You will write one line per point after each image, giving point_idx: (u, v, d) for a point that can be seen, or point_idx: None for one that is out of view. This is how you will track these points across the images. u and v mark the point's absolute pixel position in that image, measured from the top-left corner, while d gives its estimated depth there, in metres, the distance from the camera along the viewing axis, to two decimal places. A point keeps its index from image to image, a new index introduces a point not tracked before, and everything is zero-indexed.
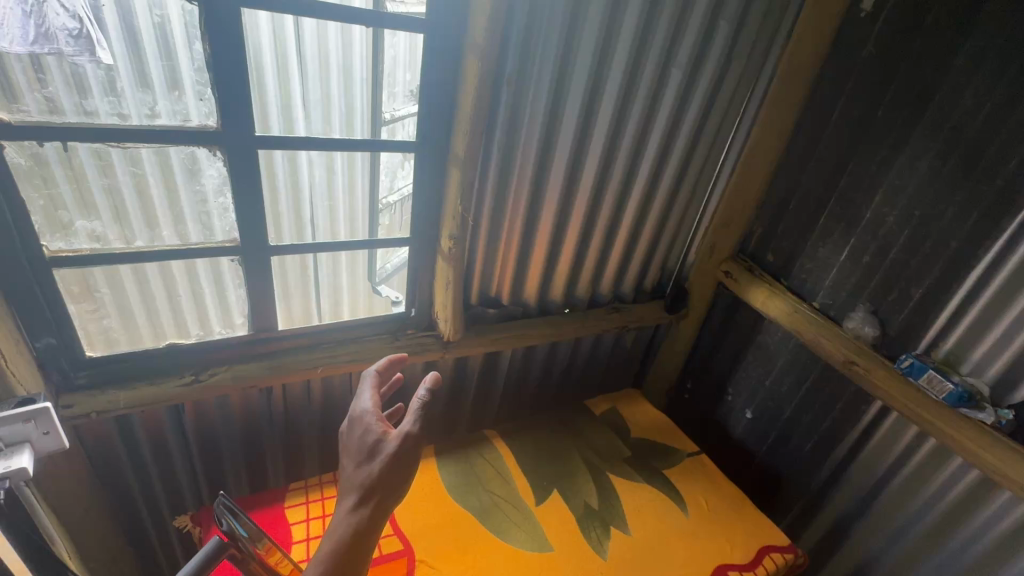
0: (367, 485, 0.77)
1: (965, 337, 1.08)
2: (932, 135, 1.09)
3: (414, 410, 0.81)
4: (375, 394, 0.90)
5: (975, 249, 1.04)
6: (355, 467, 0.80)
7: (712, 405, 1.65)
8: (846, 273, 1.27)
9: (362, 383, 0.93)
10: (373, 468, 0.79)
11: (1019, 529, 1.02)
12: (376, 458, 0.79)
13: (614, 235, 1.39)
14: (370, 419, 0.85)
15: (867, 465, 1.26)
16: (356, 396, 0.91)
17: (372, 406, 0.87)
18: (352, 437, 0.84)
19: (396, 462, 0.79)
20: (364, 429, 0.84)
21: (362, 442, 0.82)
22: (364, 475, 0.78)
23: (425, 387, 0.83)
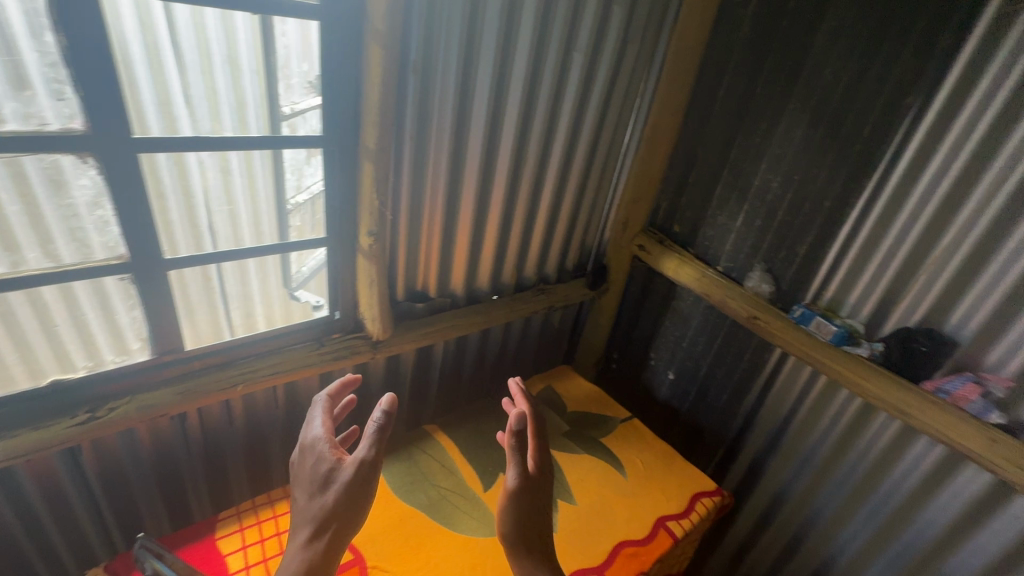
0: (321, 518, 0.76)
1: (842, 284, 1.24)
2: (803, 108, 1.22)
3: (368, 438, 0.80)
4: (327, 419, 0.89)
5: (844, 206, 1.19)
6: (308, 500, 0.79)
7: (637, 371, 1.76)
8: (743, 236, 1.39)
9: (314, 410, 0.90)
10: (327, 498, 0.78)
11: (893, 443, 1.19)
12: (327, 489, 0.78)
13: (534, 218, 1.42)
14: (323, 446, 0.84)
15: (774, 406, 1.41)
16: (310, 422, 0.89)
17: (324, 432, 0.86)
18: (305, 468, 0.83)
19: (349, 492, 0.78)
20: (317, 456, 0.83)
21: (315, 472, 0.81)
22: (318, 508, 0.77)
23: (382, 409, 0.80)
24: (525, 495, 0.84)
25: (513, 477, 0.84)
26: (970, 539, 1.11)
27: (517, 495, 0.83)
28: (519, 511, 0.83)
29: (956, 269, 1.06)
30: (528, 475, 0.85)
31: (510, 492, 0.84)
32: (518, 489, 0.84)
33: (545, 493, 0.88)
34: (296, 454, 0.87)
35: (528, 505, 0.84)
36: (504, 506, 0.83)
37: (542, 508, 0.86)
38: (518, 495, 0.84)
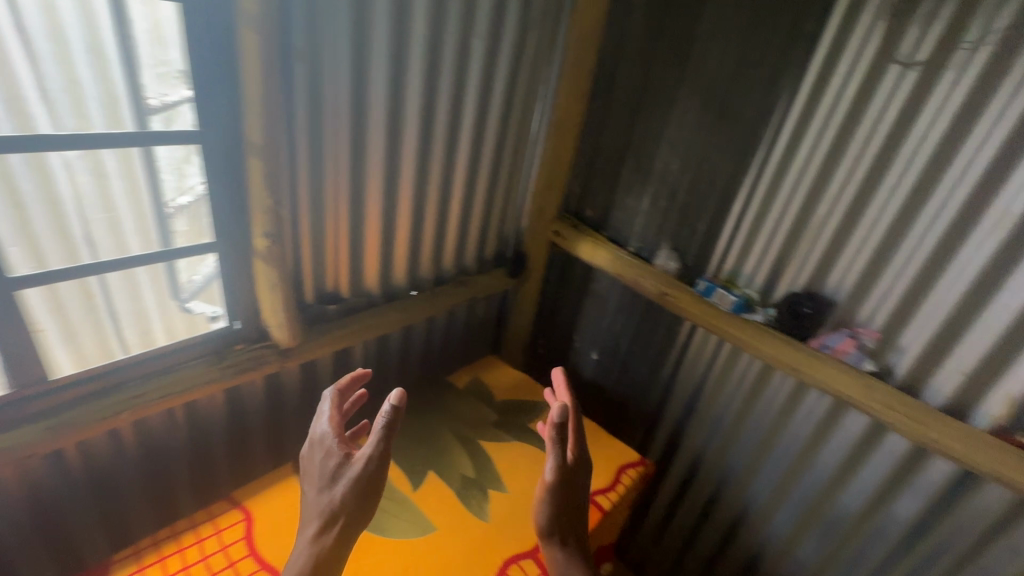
0: (330, 511, 0.83)
1: (738, 256, 1.33)
2: (694, 92, 1.29)
3: (375, 438, 0.85)
4: (335, 414, 0.95)
5: (735, 183, 1.28)
6: (317, 494, 0.86)
7: (563, 354, 1.80)
8: (650, 217, 1.45)
9: (322, 405, 0.95)
10: (335, 493, 0.84)
11: (790, 398, 1.31)
12: (335, 485, 0.85)
13: (448, 210, 1.39)
14: (331, 442, 0.90)
15: (687, 375, 1.50)
16: (322, 419, 0.94)
17: (332, 428, 0.92)
18: (315, 463, 0.89)
19: (356, 487, 0.84)
20: (327, 450, 0.89)
21: (324, 467, 0.88)
22: (327, 502, 0.84)
23: (389, 408, 0.85)
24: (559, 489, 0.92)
25: (551, 472, 0.92)
26: (856, 476, 1.25)
27: (553, 489, 0.92)
28: (554, 505, 0.91)
29: (830, 236, 1.17)
30: (565, 468, 0.93)
31: (547, 485, 0.92)
32: (555, 483, 0.92)
33: (579, 482, 0.96)
34: (308, 450, 0.92)
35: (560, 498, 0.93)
36: (542, 497, 0.93)
37: (574, 497, 0.95)
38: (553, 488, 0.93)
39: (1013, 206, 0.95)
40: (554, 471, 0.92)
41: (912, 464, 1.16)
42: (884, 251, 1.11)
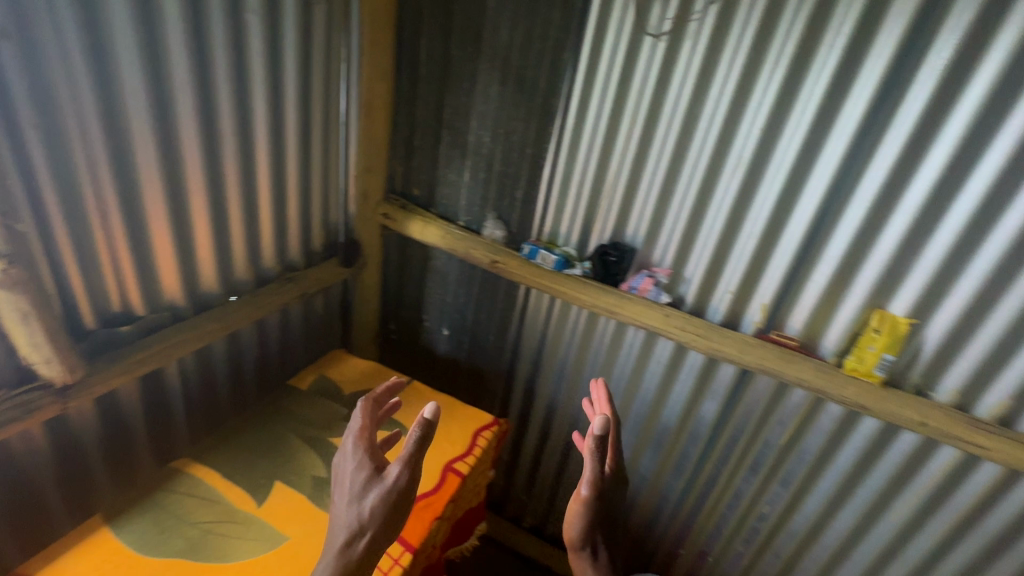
0: (359, 520, 0.91)
1: (554, 218, 1.44)
2: (492, 67, 1.34)
3: (407, 452, 0.95)
4: (368, 425, 1.06)
5: (540, 151, 1.38)
6: (346, 506, 0.94)
7: (415, 336, 1.81)
8: (473, 190, 1.50)
9: (353, 419, 1.07)
10: (365, 505, 0.93)
11: (614, 338, 1.48)
12: (368, 495, 0.94)
13: (256, 204, 1.28)
14: (362, 454, 1.00)
15: (530, 334, 1.61)
16: (357, 429, 1.04)
17: (362, 443, 1.01)
18: (347, 472, 0.98)
19: (385, 499, 0.93)
20: (359, 462, 0.99)
21: (354, 481, 0.97)
22: (357, 512, 0.92)
23: (423, 420, 0.94)
24: (593, 502, 1.03)
25: (588, 487, 1.01)
26: (671, 392, 1.47)
27: (588, 504, 1.02)
28: (586, 517, 1.03)
29: (623, 191, 1.33)
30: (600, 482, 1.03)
31: (583, 500, 1.03)
32: (590, 498, 1.03)
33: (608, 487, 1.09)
34: (342, 459, 1.02)
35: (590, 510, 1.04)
36: (575, 508, 1.04)
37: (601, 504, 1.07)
38: (586, 502, 1.03)
39: (744, 152, 1.17)
40: (591, 487, 1.02)
41: (707, 372, 1.39)
42: (663, 199, 1.29)
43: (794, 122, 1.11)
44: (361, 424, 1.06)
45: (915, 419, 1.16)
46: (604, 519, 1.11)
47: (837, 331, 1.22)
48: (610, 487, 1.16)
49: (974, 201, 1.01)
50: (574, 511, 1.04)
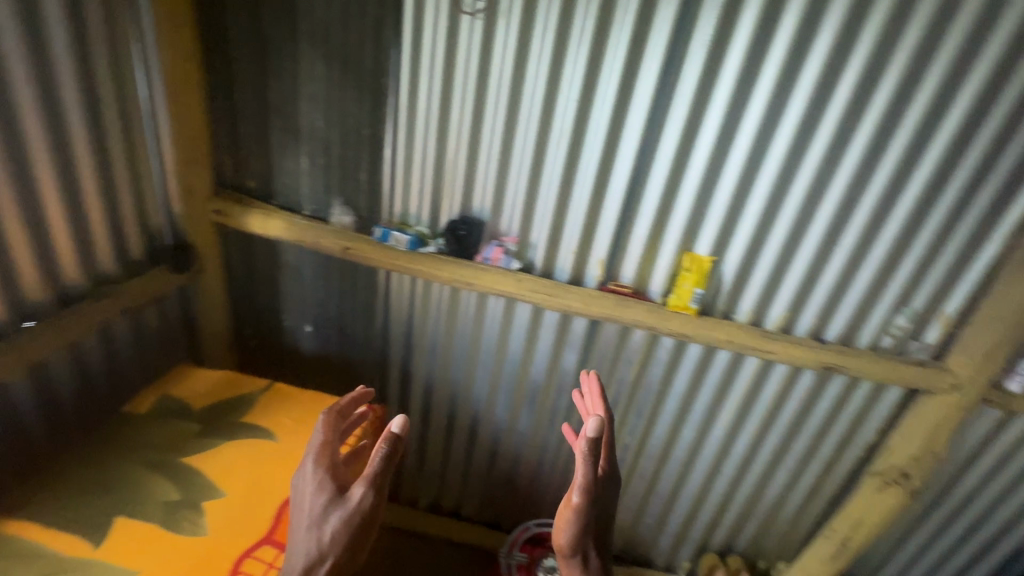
0: (319, 546, 0.96)
1: (403, 199, 1.45)
2: (313, 47, 1.29)
3: (371, 470, 1.01)
4: (330, 441, 1.09)
5: (379, 132, 1.37)
6: (305, 532, 0.98)
7: (276, 337, 1.72)
8: (314, 177, 1.44)
9: (314, 437, 1.10)
10: (328, 528, 0.97)
11: (478, 309, 1.54)
12: (328, 517, 0.98)
13: (40, 211, 1.11)
14: (321, 476, 1.03)
15: (397, 317, 1.61)
16: (318, 445, 1.08)
17: (321, 465, 1.05)
18: (307, 493, 1.02)
19: (349, 521, 0.98)
20: (319, 483, 1.02)
21: (314, 504, 1.00)
22: (316, 538, 0.96)
23: (390, 433, 1.02)
24: (585, 509, 1.06)
25: (579, 495, 1.05)
26: (535, 351, 1.58)
27: (578, 511, 1.06)
28: (578, 523, 1.07)
29: (465, 166, 1.38)
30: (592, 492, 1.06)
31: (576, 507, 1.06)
32: (582, 506, 1.06)
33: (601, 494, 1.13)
34: (300, 478, 1.06)
35: (586, 514, 1.07)
36: (568, 515, 1.08)
37: (594, 513, 1.10)
38: (579, 509, 1.06)
39: (565, 123, 1.28)
40: (583, 495, 1.05)
41: (563, 327, 1.52)
42: (501, 172, 1.37)
43: (602, 92, 1.24)
44: (322, 439, 1.09)
45: (723, 338, 1.40)
46: (598, 528, 1.14)
47: (659, 276, 1.42)
48: (604, 494, 1.15)
49: (743, 154, 1.24)
50: (566, 521, 1.07)
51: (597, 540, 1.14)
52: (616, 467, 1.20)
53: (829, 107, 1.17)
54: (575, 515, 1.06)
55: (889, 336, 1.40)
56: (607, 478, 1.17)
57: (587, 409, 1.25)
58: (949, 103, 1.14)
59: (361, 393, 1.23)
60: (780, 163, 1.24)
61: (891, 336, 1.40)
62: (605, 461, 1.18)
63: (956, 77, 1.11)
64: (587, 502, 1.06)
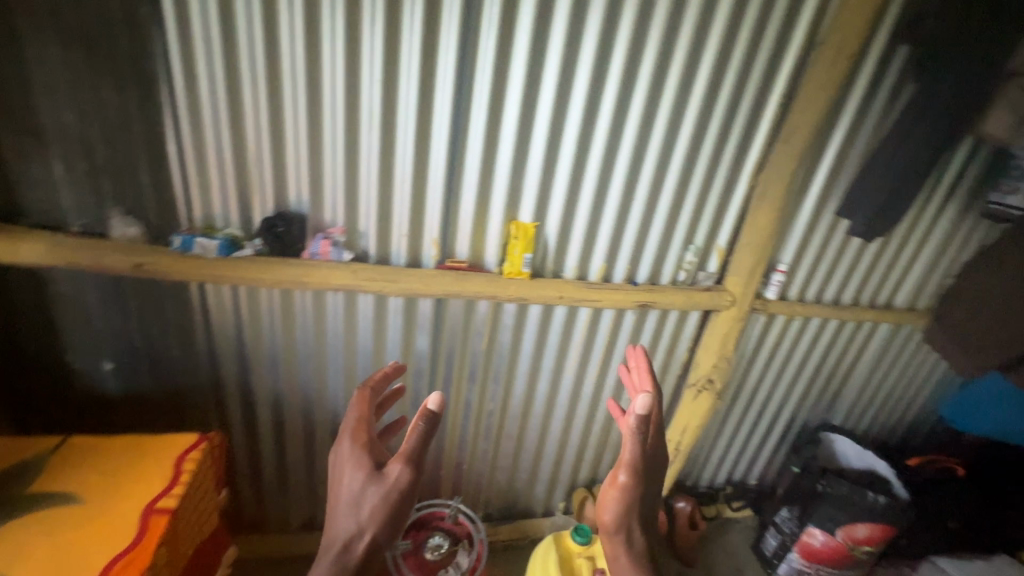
0: (357, 524, 0.89)
1: (203, 200, 1.29)
2: (41, 26, 1.06)
3: (409, 445, 0.96)
4: (365, 418, 1.06)
5: (155, 126, 1.19)
6: (343, 513, 0.91)
7: (65, 384, 1.42)
8: (77, 186, 1.20)
9: (349, 415, 1.07)
10: (365, 504, 0.91)
11: (317, 308, 1.46)
12: (367, 492, 0.92)
13: None
14: (358, 452, 0.98)
15: (223, 332, 1.45)
16: (352, 422, 1.05)
17: (358, 442, 1.00)
18: (345, 470, 0.96)
19: (387, 497, 0.91)
20: (356, 459, 0.97)
21: (352, 482, 0.94)
22: (354, 517, 0.90)
23: (427, 412, 0.97)
24: (631, 484, 1.04)
25: (625, 471, 1.04)
26: (386, 340, 1.56)
27: (623, 487, 1.04)
28: (621, 497, 1.04)
29: (271, 158, 1.27)
30: (639, 468, 1.04)
31: (621, 483, 1.04)
32: (626, 483, 1.04)
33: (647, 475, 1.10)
34: (337, 454, 1.02)
35: (633, 490, 1.04)
36: (612, 494, 1.05)
37: (642, 494, 1.08)
38: (622, 487, 1.04)
39: (373, 105, 1.25)
40: (630, 473, 1.04)
41: (410, 311, 1.52)
42: (315, 161, 1.29)
43: (405, 71, 1.23)
44: (358, 414, 1.07)
45: (555, 294, 1.53)
46: (643, 512, 1.10)
47: (492, 247, 1.50)
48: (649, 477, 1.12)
49: (546, 124, 1.35)
50: (611, 498, 1.05)
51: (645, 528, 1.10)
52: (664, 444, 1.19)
53: (608, 78, 1.32)
54: (620, 489, 1.04)
55: (684, 270, 1.68)
56: (655, 460, 1.14)
57: (636, 386, 1.26)
58: (696, 71, 1.37)
59: (393, 369, 1.20)
60: (577, 131, 1.37)
61: (684, 270, 1.68)
62: (653, 443, 1.15)
63: (697, 48, 1.33)
64: (637, 478, 1.04)
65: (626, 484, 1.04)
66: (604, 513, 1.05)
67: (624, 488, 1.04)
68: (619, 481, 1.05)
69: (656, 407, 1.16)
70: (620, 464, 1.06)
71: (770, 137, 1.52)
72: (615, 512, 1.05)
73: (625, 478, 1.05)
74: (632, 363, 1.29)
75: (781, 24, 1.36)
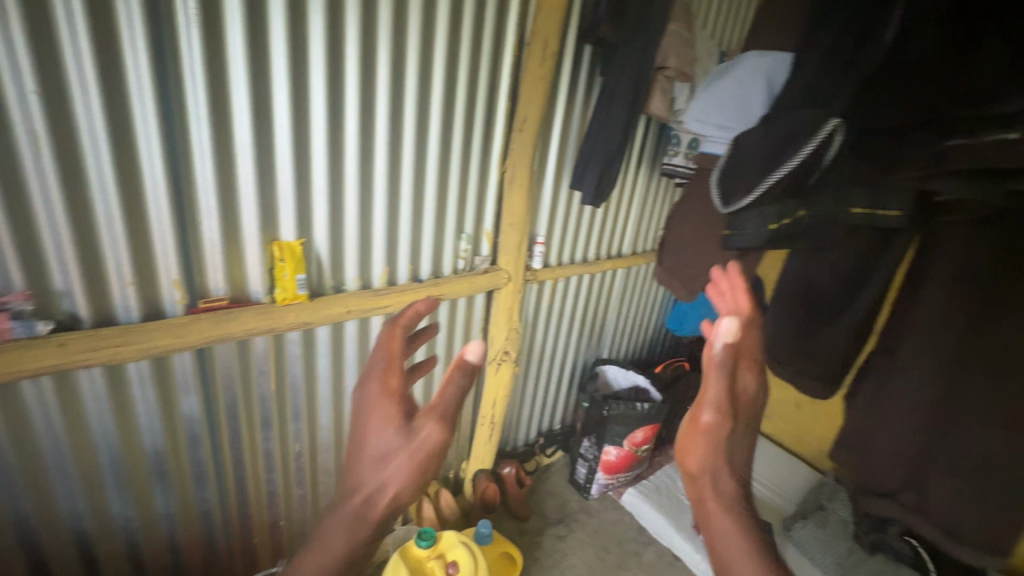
0: (380, 483, 0.72)
1: None
2: None
3: (442, 400, 0.78)
4: (395, 372, 0.81)
5: None
6: (367, 468, 0.73)
7: None
8: None
9: (376, 351, 0.85)
10: (387, 465, 0.73)
11: (8, 404, 1.09)
12: (393, 453, 0.73)
13: None
14: (382, 399, 0.79)
15: None
16: (378, 373, 0.82)
17: (389, 386, 0.80)
18: (369, 422, 0.77)
19: (416, 458, 0.73)
20: (385, 410, 0.78)
21: (379, 433, 0.75)
22: (377, 472, 0.73)
23: (464, 361, 0.83)
24: (721, 423, 0.86)
25: (710, 410, 0.87)
26: (137, 415, 1.26)
27: (711, 428, 0.85)
28: (714, 441, 0.84)
29: None
30: (726, 405, 0.87)
31: (706, 423, 0.86)
32: (713, 423, 0.86)
33: (745, 419, 0.90)
34: (359, 406, 0.80)
35: (722, 431, 0.85)
36: (698, 437, 0.86)
37: (740, 442, 0.88)
38: (713, 429, 0.86)
39: (35, 127, 0.96)
40: (714, 411, 0.87)
41: (163, 372, 1.26)
42: None
43: (78, 80, 0.97)
44: (384, 368, 0.82)
45: (342, 309, 1.45)
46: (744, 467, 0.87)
47: (256, 275, 1.33)
48: (737, 428, 0.88)
49: (288, 134, 1.24)
50: (693, 442, 0.86)
51: (741, 484, 0.83)
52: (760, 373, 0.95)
53: (347, 83, 1.29)
54: (707, 430, 0.86)
55: (462, 258, 1.77)
56: (746, 400, 0.92)
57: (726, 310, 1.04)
58: (431, 69, 1.42)
59: (421, 305, 0.90)
60: (326, 137, 1.30)
61: (462, 258, 1.78)
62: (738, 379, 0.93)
63: (427, 51, 1.39)
64: (723, 415, 0.86)
65: (711, 428, 0.85)
66: (691, 466, 0.85)
67: (711, 430, 0.85)
68: (701, 424, 0.87)
69: (752, 337, 0.97)
70: (709, 400, 0.89)
71: (507, 128, 1.70)
72: (700, 461, 0.84)
73: (714, 416, 0.86)
74: (719, 282, 1.07)
75: (495, 25, 1.51)
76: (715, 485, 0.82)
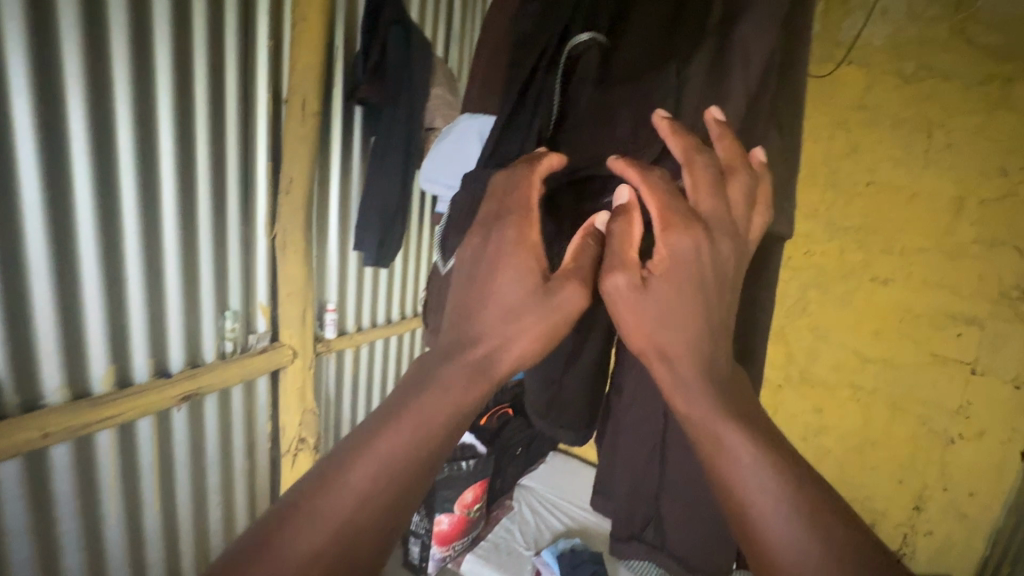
0: (507, 338, 0.58)
1: None
2: None
3: (582, 263, 0.62)
4: (537, 223, 0.63)
5: None
6: (497, 319, 0.59)
7: None
8: None
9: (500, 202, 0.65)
10: (523, 324, 0.59)
11: None
12: (525, 308, 0.59)
13: None
14: (516, 252, 0.61)
15: None
16: (518, 214, 0.63)
17: (525, 237, 0.62)
18: (499, 268, 0.61)
19: (552, 326, 0.59)
20: (516, 262, 0.61)
21: (513, 289, 0.60)
22: (508, 327, 0.59)
23: (593, 229, 0.66)
24: (625, 295, 0.58)
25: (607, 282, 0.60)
26: None
27: (621, 302, 0.59)
28: (633, 318, 0.59)
29: None
30: (630, 267, 0.59)
31: (614, 301, 0.60)
32: (618, 296, 0.59)
33: (683, 281, 0.58)
34: (490, 242, 0.63)
35: (632, 305, 0.59)
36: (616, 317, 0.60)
37: (682, 310, 0.58)
38: (625, 306, 0.59)
39: None
40: (613, 277, 0.59)
41: None
42: None
43: None
44: (525, 217, 0.63)
45: (36, 433, 1.10)
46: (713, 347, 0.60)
47: None
48: (681, 294, 0.58)
49: None
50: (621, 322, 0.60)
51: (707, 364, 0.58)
52: (694, 214, 0.61)
53: (19, 151, 1.03)
54: (617, 305, 0.59)
55: (229, 339, 1.51)
56: (677, 259, 0.58)
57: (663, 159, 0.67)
58: (154, 131, 1.22)
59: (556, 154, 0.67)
60: None
61: (230, 339, 1.51)
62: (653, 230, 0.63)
63: (145, 112, 1.20)
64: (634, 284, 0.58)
65: (632, 308, 0.59)
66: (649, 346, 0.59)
67: (632, 304, 0.59)
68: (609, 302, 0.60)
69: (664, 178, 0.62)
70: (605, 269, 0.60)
71: (272, 191, 1.54)
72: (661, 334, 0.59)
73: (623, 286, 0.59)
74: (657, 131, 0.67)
75: (239, 84, 1.38)
76: (673, 371, 0.58)
